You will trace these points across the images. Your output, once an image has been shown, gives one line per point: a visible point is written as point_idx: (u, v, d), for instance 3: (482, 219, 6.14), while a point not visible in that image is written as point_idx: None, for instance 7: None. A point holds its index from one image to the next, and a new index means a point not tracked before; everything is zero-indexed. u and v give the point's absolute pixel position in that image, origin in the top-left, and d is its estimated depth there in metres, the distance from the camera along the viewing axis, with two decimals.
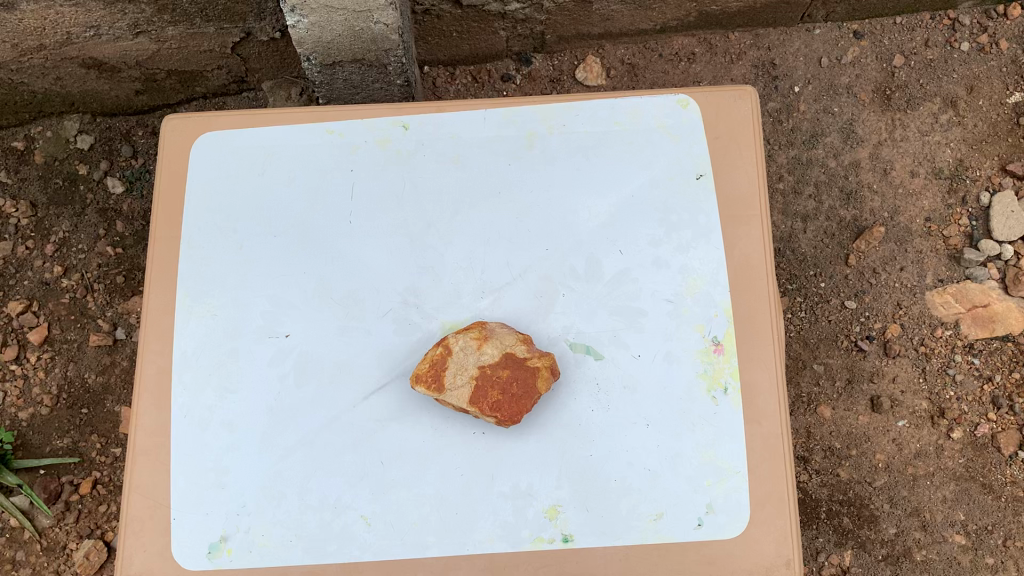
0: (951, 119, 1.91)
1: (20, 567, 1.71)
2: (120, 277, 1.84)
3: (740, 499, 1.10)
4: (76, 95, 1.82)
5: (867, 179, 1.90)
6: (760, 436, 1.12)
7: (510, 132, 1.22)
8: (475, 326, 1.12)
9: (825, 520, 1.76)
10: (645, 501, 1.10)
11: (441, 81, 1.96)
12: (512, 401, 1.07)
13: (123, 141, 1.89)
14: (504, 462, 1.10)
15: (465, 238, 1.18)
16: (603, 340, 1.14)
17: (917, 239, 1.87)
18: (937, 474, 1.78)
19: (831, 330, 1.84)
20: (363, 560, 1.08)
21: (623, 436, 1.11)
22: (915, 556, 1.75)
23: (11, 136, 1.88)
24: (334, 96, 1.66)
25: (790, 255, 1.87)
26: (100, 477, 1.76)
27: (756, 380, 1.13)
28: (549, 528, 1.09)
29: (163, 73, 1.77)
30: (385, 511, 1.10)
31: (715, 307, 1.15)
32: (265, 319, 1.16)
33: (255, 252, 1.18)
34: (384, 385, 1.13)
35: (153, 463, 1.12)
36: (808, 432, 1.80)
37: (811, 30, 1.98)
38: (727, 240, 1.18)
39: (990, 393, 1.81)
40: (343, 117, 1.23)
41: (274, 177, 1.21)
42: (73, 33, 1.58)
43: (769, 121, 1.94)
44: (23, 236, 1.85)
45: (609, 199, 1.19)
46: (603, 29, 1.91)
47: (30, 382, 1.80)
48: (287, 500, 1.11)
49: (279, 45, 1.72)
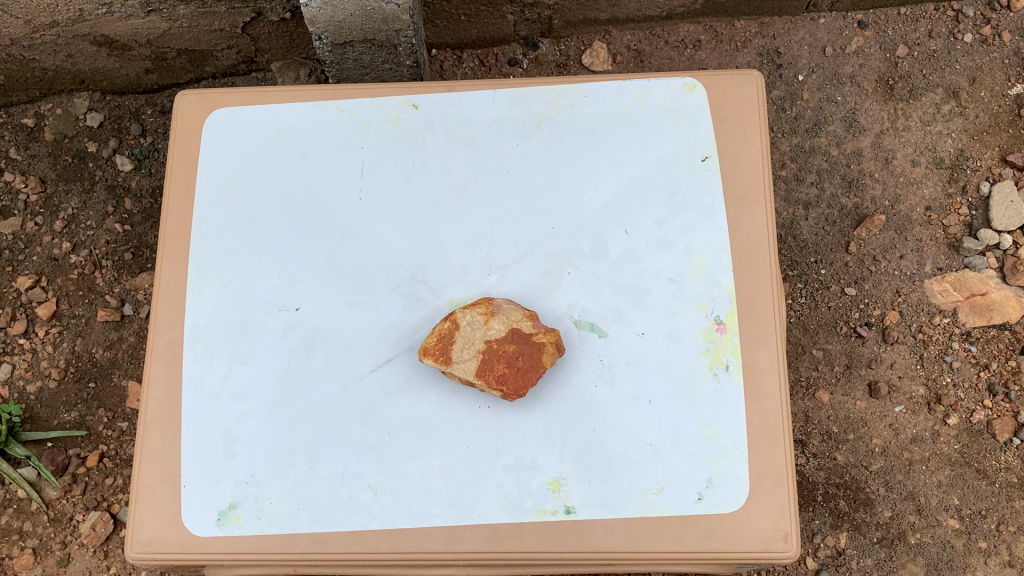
0: (953, 110, 1.93)
1: (28, 538, 1.74)
2: (128, 254, 1.86)
3: (739, 474, 1.12)
4: (87, 73, 1.83)
5: (869, 168, 1.92)
6: (760, 413, 1.14)
7: (519, 113, 1.24)
8: (482, 302, 1.14)
9: (822, 502, 1.79)
10: (646, 475, 1.12)
11: (449, 65, 1.98)
12: (518, 374, 1.09)
13: (132, 119, 1.91)
14: (509, 435, 1.13)
15: (473, 216, 1.20)
16: (607, 318, 1.16)
17: (917, 227, 1.89)
18: (932, 459, 1.81)
19: (830, 316, 1.86)
20: (369, 528, 1.10)
21: (626, 412, 1.14)
22: (909, 539, 1.78)
23: (21, 113, 1.90)
24: (344, 75, 1.68)
25: (790, 241, 1.89)
26: (106, 451, 1.79)
27: (758, 359, 1.15)
28: (552, 500, 1.11)
29: (174, 52, 1.79)
30: (391, 481, 1.12)
31: (717, 287, 1.17)
32: (275, 293, 1.18)
33: (266, 226, 1.20)
34: (392, 358, 1.15)
35: (164, 431, 1.14)
36: (806, 416, 1.83)
37: (817, 19, 1.99)
38: (731, 221, 1.19)
39: (986, 380, 1.83)
40: (354, 96, 1.25)
41: (285, 153, 1.23)
42: (84, 10, 1.59)
43: (773, 109, 1.95)
44: (32, 212, 1.87)
45: (615, 180, 1.21)
46: (610, 14, 1.92)
47: (38, 356, 1.82)
48: (295, 469, 1.13)
49: (289, 25, 1.74)
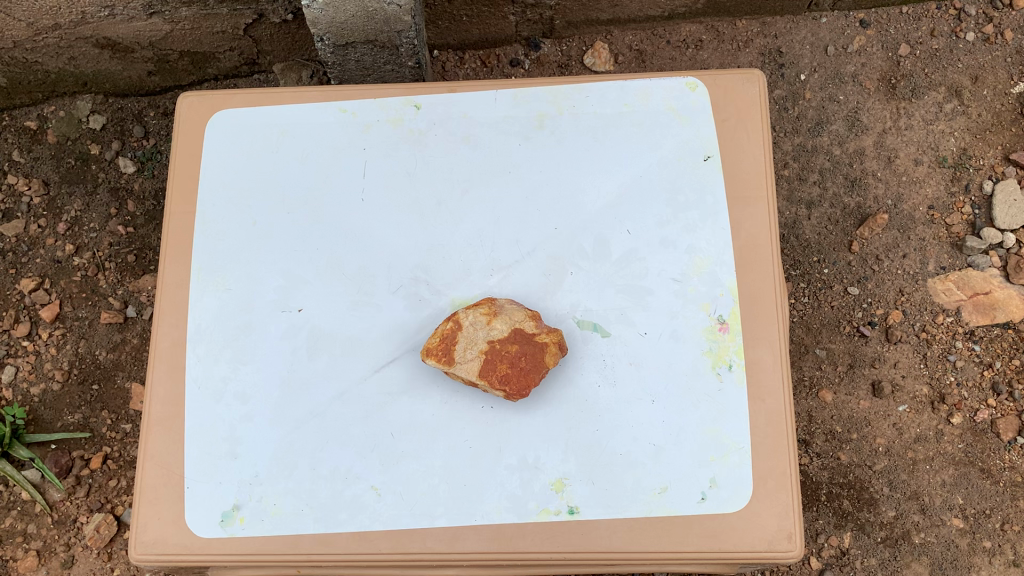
0: (955, 108, 1.93)
1: (32, 539, 1.74)
2: (131, 256, 1.86)
3: (743, 473, 1.12)
4: (90, 75, 1.84)
5: (871, 167, 1.91)
6: (763, 412, 1.14)
7: (520, 113, 1.24)
8: (485, 302, 1.14)
9: (826, 502, 1.78)
10: (649, 475, 1.12)
11: (450, 66, 1.98)
12: (521, 375, 1.09)
13: (135, 122, 1.91)
14: (512, 435, 1.12)
15: (475, 216, 1.20)
16: (610, 318, 1.16)
17: (920, 227, 1.89)
18: (936, 458, 1.80)
19: (833, 315, 1.86)
20: (373, 529, 1.10)
21: (630, 411, 1.13)
22: (913, 539, 1.77)
23: (25, 115, 1.90)
24: (345, 76, 1.68)
25: (793, 241, 1.89)
26: (111, 453, 1.79)
27: (761, 358, 1.15)
28: (555, 501, 1.11)
29: (176, 54, 1.79)
30: (394, 481, 1.12)
31: (720, 286, 1.17)
32: (279, 294, 1.18)
33: (269, 227, 1.20)
34: (395, 358, 1.15)
35: (168, 433, 1.15)
36: (810, 415, 1.83)
37: (818, 18, 1.99)
38: (734, 220, 1.19)
39: (990, 379, 1.82)
40: (356, 96, 1.25)
41: (288, 154, 1.23)
42: (87, 13, 1.60)
43: (775, 109, 1.95)
44: (36, 214, 1.87)
45: (617, 179, 1.21)
46: (612, 14, 1.92)
47: (41, 358, 1.82)
48: (298, 470, 1.13)
49: (291, 27, 1.74)
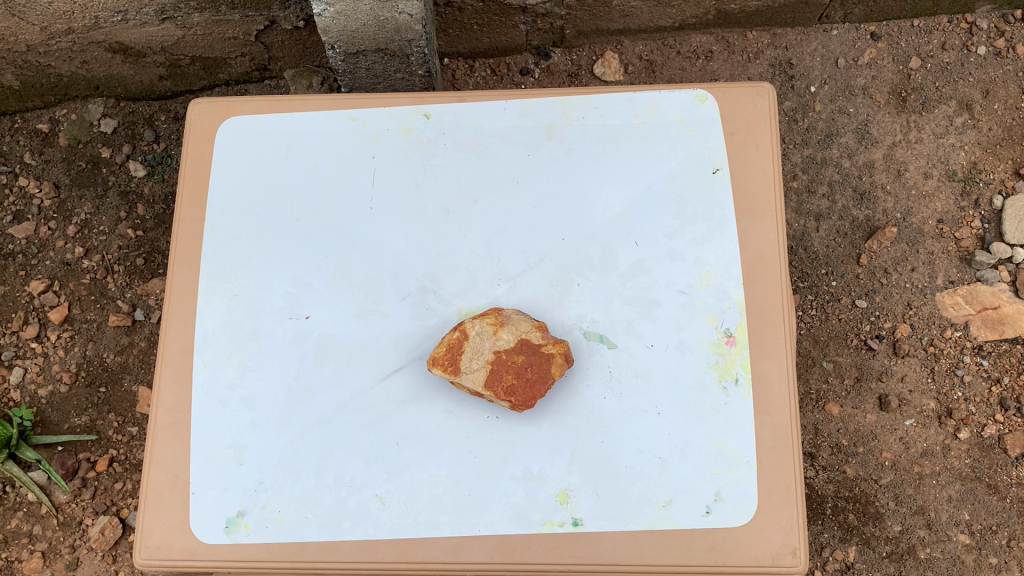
0: (966, 122, 1.92)
1: (37, 541, 1.75)
2: (140, 259, 1.87)
3: (748, 488, 1.12)
4: (102, 79, 1.85)
5: (881, 180, 1.91)
6: (770, 426, 1.13)
7: (529, 123, 1.24)
8: (491, 312, 1.14)
9: (831, 515, 1.78)
10: (655, 488, 1.11)
11: (461, 74, 1.99)
12: (526, 385, 1.09)
13: (146, 125, 1.92)
14: (516, 445, 1.12)
15: (482, 225, 1.21)
16: (616, 329, 1.16)
17: (929, 240, 1.88)
18: (942, 473, 1.80)
19: (841, 329, 1.85)
20: (377, 537, 1.10)
21: (635, 424, 1.13)
22: (918, 554, 1.77)
23: (37, 118, 1.91)
24: (356, 84, 1.68)
25: (802, 253, 1.88)
26: (117, 455, 1.80)
27: (767, 372, 1.15)
28: (560, 512, 1.11)
29: (187, 59, 1.80)
30: (398, 490, 1.12)
31: (728, 299, 1.17)
32: (286, 301, 1.18)
33: (277, 234, 1.21)
34: (401, 367, 1.16)
35: (174, 438, 1.15)
36: (816, 428, 1.82)
37: (829, 30, 1.99)
38: (742, 233, 1.19)
39: (998, 395, 1.82)
40: (367, 105, 1.25)
41: (298, 161, 1.23)
42: (100, 17, 1.61)
43: (785, 120, 1.95)
44: (46, 216, 1.88)
45: (625, 190, 1.21)
46: (622, 24, 1.92)
47: (50, 360, 1.83)
48: (304, 477, 1.13)
49: (302, 34, 1.75)
